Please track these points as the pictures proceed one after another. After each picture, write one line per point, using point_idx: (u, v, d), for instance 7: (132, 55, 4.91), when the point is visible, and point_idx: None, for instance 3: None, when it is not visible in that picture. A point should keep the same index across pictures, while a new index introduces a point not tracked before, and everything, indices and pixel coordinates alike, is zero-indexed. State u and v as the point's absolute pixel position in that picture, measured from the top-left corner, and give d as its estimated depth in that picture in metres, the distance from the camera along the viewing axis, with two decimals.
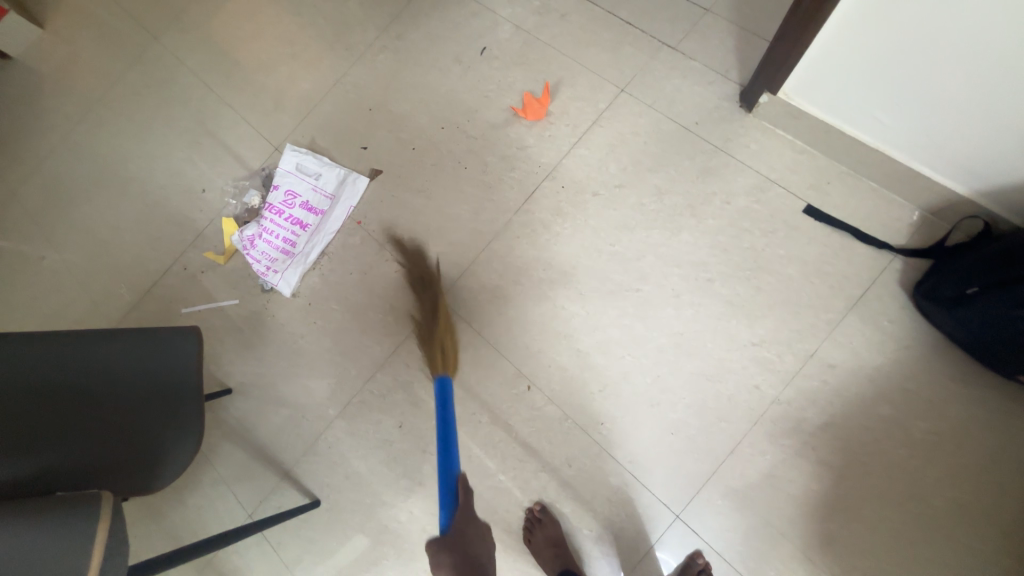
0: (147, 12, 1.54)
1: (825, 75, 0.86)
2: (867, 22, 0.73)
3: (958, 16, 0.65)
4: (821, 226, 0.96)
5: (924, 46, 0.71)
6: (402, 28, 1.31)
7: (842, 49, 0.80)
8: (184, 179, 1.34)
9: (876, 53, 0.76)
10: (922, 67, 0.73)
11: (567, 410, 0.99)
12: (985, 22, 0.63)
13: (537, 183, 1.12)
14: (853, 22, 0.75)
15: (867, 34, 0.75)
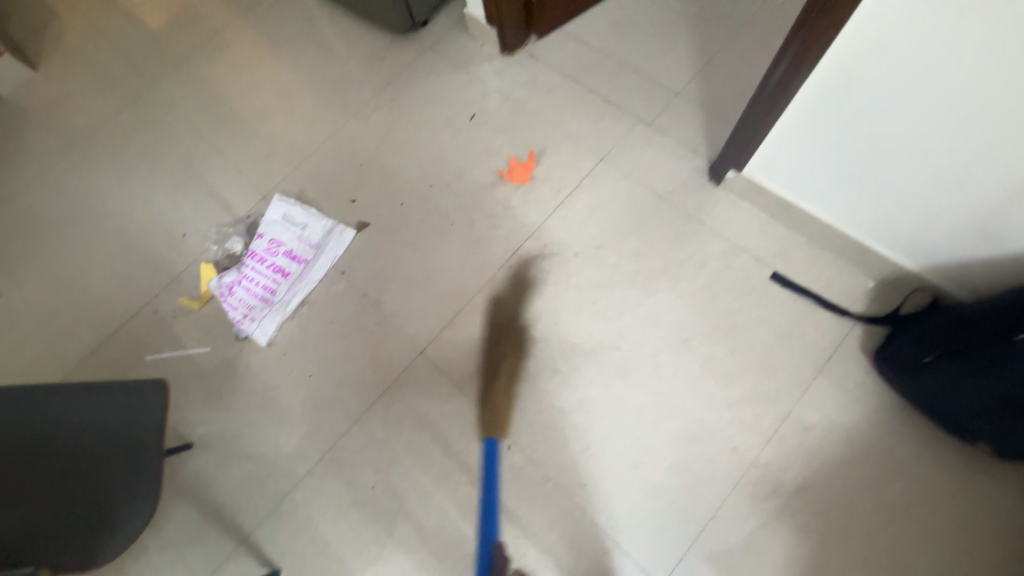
0: (145, 61, 1.59)
1: (785, 156, 0.96)
2: (820, 112, 0.84)
3: (898, 111, 0.75)
4: (787, 292, 1.02)
5: (868, 135, 0.81)
6: (397, 91, 1.38)
7: (799, 134, 0.90)
8: (164, 221, 1.32)
9: (830, 137, 0.86)
10: (870, 154, 0.83)
11: (547, 470, 0.97)
12: (916, 118, 0.74)
13: (521, 241, 1.16)
14: (808, 111, 0.85)
15: (819, 122, 0.85)
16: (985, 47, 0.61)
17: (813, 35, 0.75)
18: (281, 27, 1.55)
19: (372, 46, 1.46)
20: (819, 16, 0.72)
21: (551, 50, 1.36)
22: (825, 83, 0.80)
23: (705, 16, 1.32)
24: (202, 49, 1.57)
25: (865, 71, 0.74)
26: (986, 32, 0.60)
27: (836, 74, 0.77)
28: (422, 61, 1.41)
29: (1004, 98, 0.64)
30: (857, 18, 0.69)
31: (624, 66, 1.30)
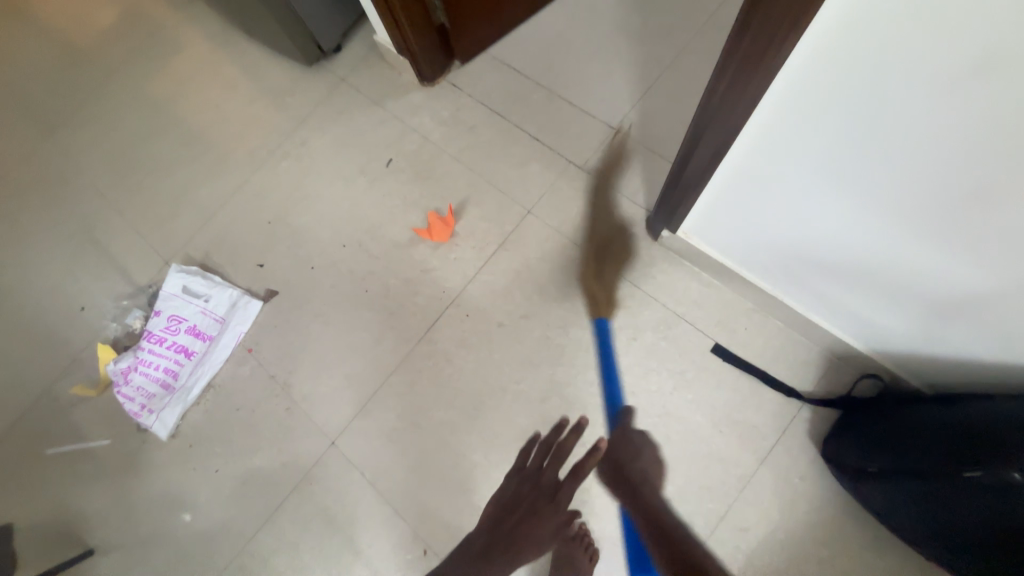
0: (41, 104, 1.44)
1: (715, 227, 0.83)
2: (742, 194, 0.71)
3: (821, 207, 0.63)
4: (729, 368, 0.91)
5: (797, 224, 0.69)
6: (307, 133, 1.24)
7: (725, 210, 0.77)
8: (62, 294, 1.21)
9: (756, 220, 0.74)
10: (802, 240, 0.71)
11: (512, 504, 0.73)
12: (845, 217, 0.61)
13: (439, 311, 1.04)
14: (730, 192, 0.73)
15: (744, 204, 0.73)
16: (903, 163, 0.49)
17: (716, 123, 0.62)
18: (185, 60, 1.40)
19: (280, 80, 1.31)
20: (719, 104, 0.59)
21: (475, 78, 1.20)
22: (741, 169, 0.67)
23: (643, 35, 1.16)
24: (101, 89, 1.42)
25: (778, 166, 0.62)
26: (901, 148, 0.48)
27: (751, 163, 0.65)
28: (335, 97, 1.26)
29: (932, 214, 0.52)
30: (760, 114, 0.57)
31: (555, 97, 1.15)
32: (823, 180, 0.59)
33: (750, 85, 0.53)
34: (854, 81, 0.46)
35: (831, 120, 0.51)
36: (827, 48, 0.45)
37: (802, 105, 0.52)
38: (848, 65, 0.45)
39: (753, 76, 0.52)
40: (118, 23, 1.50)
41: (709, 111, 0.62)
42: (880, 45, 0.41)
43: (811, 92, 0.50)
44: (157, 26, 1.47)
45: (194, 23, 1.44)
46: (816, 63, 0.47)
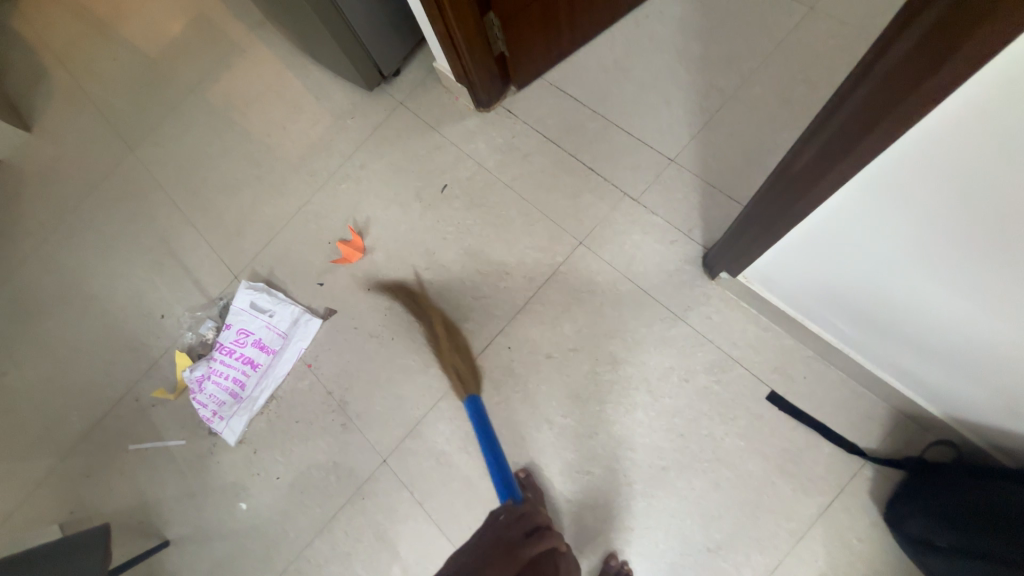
0: (126, 121, 1.56)
1: (781, 278, 0.81)
2: (815, 254, 0.69)
3: (897, 279, 0.61)
4: (786, 418, 0.89)
5: (875, 291, 0.66)
6: (366, 156, 1.29)
7: (795, 264, 0.75)
8: (145, 301, 1.32)
9: (823, 280, 0.72)
10: (878, 305, 0.68)
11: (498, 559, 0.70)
12: (932, 295, 0.58)
13: (489, 338, 1.07)
14: (802, 250, 0.70)
15: (816, 263, 0.70)
16: (997, 262, 0.48)
17: (792, 195, 0.61)
18: (253, 82, 1.48)
19: (341, 103, 1.36)
20: (802, 175, 0.57)
21: (530, 105, 1.21)
22: (819, 233, 0.64)
23: (704, 62, 1.13)
24: (178, 108, 1.53)
25: (859, 239, 0.59)
26: (993, 245, 0.46)
27: (829, 230, 0.62)
28: (393, 121, 1.30)
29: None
30: (847, 191, 0.54)
31: (611, 126, 1.14)
32: (911, 258, 0.56)
33: (832, 172, 0.52)
34: (953, 183, 0.44)
35: (923, 211, 0.49)
36: (920, 152, 0.44)
37: (885, 197, 0.51)
38: (955, 167, 0.42)
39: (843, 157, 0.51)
40: (194, 43, 1.60)
41: (787, 184, 0.61)
42: (978, 158, 0.40)
43: (903, 184, 0.48)
44: (228, 49, 1.55)
45: (262, 46, 1.52)
46: (916, 160, 0.45)
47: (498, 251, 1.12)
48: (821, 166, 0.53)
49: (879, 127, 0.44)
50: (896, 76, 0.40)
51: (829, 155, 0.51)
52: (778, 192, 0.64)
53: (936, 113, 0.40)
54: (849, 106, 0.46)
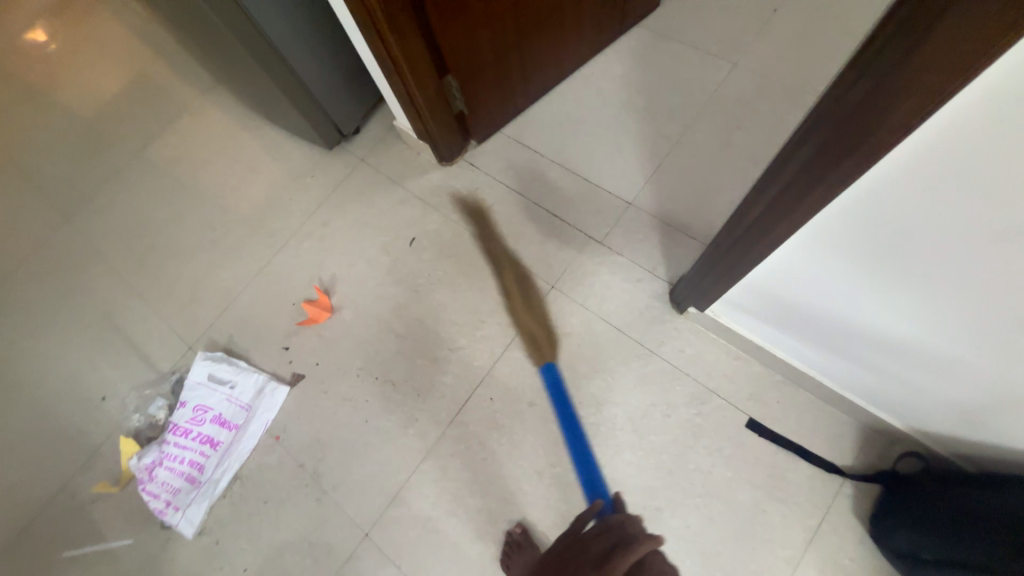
0: (61, 189, 1.46)
1: (748, 309, 0.86)
2: (779, 287, 0.74)
3: (853, 306, 0.66)
4: (766, 444, 0.91)
5: (835, 318, 0.71)
6: (329, 213, 1.28)
7: (760, 297, 0.80)
8: (83, 384, 1.20)
9: (786, 310, 0.78)
10: (840, 331, 0.73)
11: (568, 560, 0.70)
12: (887, 319, 0.64)
13: (469, 390, 1.05)
14: (766, 283, 0.75)
15: (780, 295, 0.75)
16: (941, 288, 0.53)
17: (754, 237, 0.66)
18: (204, 142, 1.44)
19: (300, 161, 1.35)
20: (759, 221, 0.62)
21: (492, 157, 1.26)
22: (781, 267, 0.69)
23: (649, 113, 1.23)
24: (121, 173, 1.45)
25: (818, 272, 0.65)
26: (936, 274, 0.52)
27: (791, 264, 0.67)
28: (356, 177, 1.30)
29: (976, 329, 0.55)
30: (804, 231, 0.59)
31: (570, 174, 1.20)
32: (865, 288, 0.61)
33: (786, 219, 0.58)
34: (899, 222, 0.49)
35: (874, 247, 0.54)
36: (867, 197, 0.49)
37: (838, 234, 0.56)
38: (899, 209, 0.48)
39: (793, 207, 0.56)
40: (137, 107, 1.54)
41: (748, 228, 0.66)
42: (922, 202, 0.45)
43: (854, 224, 0.53)
44: (175, 111, 1.51)
45: (212, 107, 1.49)
46: (864, 204, 0.50)
47: (471, 300, 1.12)
48: (779, 213, 0.58)
49: (828, 179, 0.49)
50: (838, 137, 0.45)
51: (785, 203, 0.56)
52: (740, 235, 0.68)
53: (879, 167, 0.45)
54: (800, 162, 0.51)
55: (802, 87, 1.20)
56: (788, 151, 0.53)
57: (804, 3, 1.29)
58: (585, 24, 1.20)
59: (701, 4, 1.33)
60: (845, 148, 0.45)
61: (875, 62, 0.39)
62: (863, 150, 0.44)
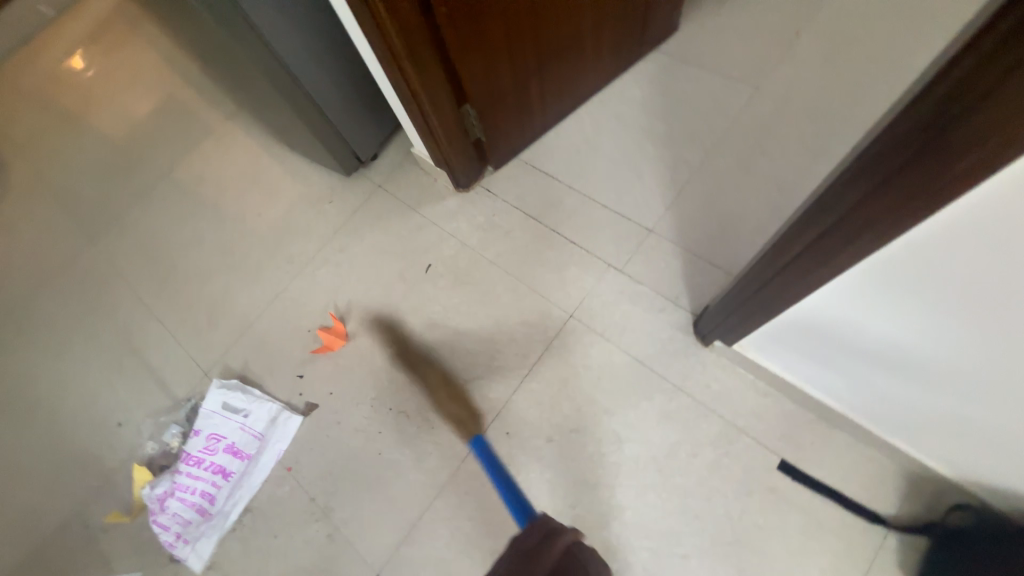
0: (88, 212, 1.50)
1: (780, 346, 0.81)
2: (816, 328, 0.70)
3: (901, 352, 0.62)
4: (800, 489, 0.86)
5: (880, 362, 0.66)
6: (346, 239, 1.28)
7: (794, 335, 0.76)
8: (99, 408, 1.20)
9: (824, 347, 0.73)
10: (884, 375, 0.68)
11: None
12: (940, 368, 0.59)
13: (485, 423, 1.01)
14: (802, 322, 0.71)
15: (817, 335, 0.71)
16: (1007, 340, 0.49)
17: (794, 277, 0.62)
18: (226, 167, 1.47)
19: (318, 186, 1.36)
20: (797, 262, 0.59)
21: (509, 183, 1.25)
22: (819, 309, 0.65)
23: (670, 138, 1.21)
24: (145, 197, 1.48)
25: (862, 315, 0.61)
26: (1002, 325, 0.48)
27: (830, 306, 0.63)
28: (373, 203, 1.30)
29: None
30: (847, 275, 0.56)
31: (588, 200, 1.18)
32: (916, 334, 0.57)
33: (828, 263, 0.54)
34: (959, 273, 0.45)
35: (929, 295, 0.50)
36: (922, 245, 0.46)
37: (888, 280, 0.52)
38: (961, 259, 0.44)
39: (835, 251, 0.53)
40: (163, 132, 1.58)
41: (790, 265, 0.61)
42: (988, 253, 0.41)
43: (907, 271, 0.50)
44: (199, 136, 1.54)
45: (235, 132, 1.52)
46: (919, 252, 0.47)
47: (487, 328, 1.10)
48: (828, 254, 0.54)
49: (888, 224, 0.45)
50: (902, 183, 0.41)
51: (836, 246, 0.52)
52: (781, 273, 0.64)
53: (941, 215, 0.41)
54: (854, 205, 0.47)
55: (829, 111, 1.17)
56: (837, 193, 0.49)
57: (828, 27, 1.27)
58: (604, 50, 1.20)
59: (721, 29, 1.32)
60: (910, 195, 0.41)
61: (950, 109, 0.35)
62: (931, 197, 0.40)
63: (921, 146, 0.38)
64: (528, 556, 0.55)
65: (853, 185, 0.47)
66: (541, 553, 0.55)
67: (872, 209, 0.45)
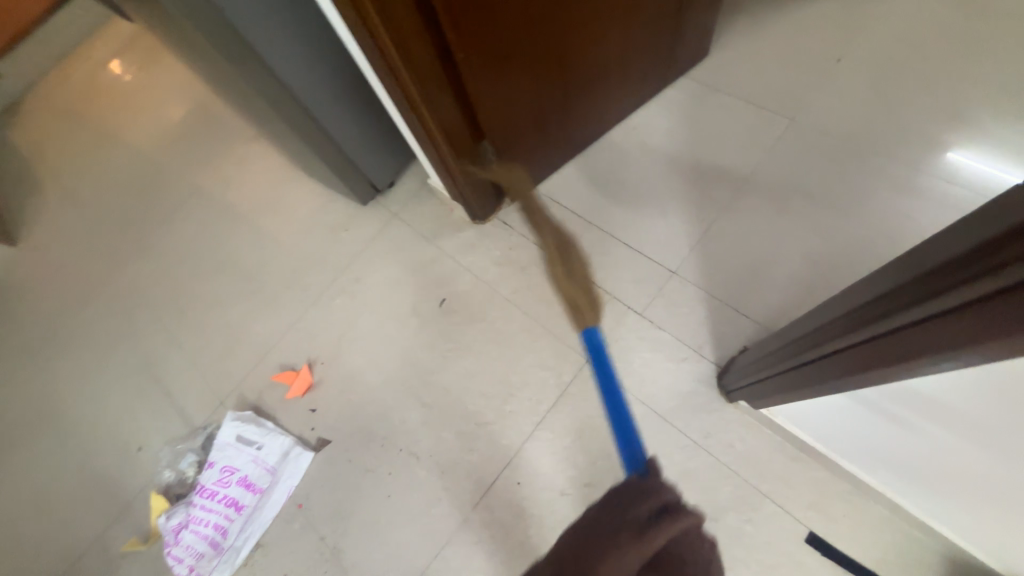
0: (117, 234, 1.54)
1: (819, 420, 0.76)
2: (863, 414, 0.64)
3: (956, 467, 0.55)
4: (829, 565, 0.81)
5: (932, 468, 0.60)
6: (362, 269, 1.27)
7: (837, 413, 0.70)
8: (122, 432, 1.23)
9: (869, 433, 0.67)
10: (936, 479, 0.62)
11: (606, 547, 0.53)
12: (997, 497, 0.53)
13: (497, 470, 0.99)
14: (848, 405, 0.66)
15: (863, 421, 0.66)
16: None
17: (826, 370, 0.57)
18: (248, 192, 1.48)
19: (336, 214, 1.36)
20: (833, 358, 0.54)
21: (526, 216, 1.21)
22: (870, 399, 0.60)
23: (696, 172, 1.16)
24: (171, 221, 1.51)
25: (916, 422, 0.55)
26: None
27: (882, 400, 0.58)
28: (389, 232, 1.29)
29: None
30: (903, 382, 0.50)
31: (609, 236, 1.14)
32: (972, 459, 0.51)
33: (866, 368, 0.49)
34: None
35: (991, 432, 0.45)
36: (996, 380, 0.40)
37: (947, 398, 0.47)
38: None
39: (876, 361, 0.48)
40: (190, 154, 1.62)
41: (820, 358, 0.57)
42: None
43: (972, 399, 0.44)
44: (223, 159, 1.57)
45: (256, 156, 1.54)
46: (989, 386, 0.41)
47: (501, 370, 1.07)
48: (861, 363, 0.49)
49: (934, 356, 0.40)
50: (953, 322, 0.36)
51: (872, 360, 0.47)
52: (810, 361, 0.59)
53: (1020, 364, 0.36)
54: (894, 328, 0.42)
55: (870, 147, 1.10)
56: (874, 310, 0.44)
57: (872, 53, 1.19)
58: (629, 81, 1.15)
59: (754, 55, 1.25)
60: (962, 335, 0.36)
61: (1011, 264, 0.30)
62: (985, 343, 0.35)
63: (977, 292, 0.33)
64: (631, 533, 0.52)
65: (891, 308, 0.42)
66: (647, 535, 0.51)
67: (914, 337, 0.41)
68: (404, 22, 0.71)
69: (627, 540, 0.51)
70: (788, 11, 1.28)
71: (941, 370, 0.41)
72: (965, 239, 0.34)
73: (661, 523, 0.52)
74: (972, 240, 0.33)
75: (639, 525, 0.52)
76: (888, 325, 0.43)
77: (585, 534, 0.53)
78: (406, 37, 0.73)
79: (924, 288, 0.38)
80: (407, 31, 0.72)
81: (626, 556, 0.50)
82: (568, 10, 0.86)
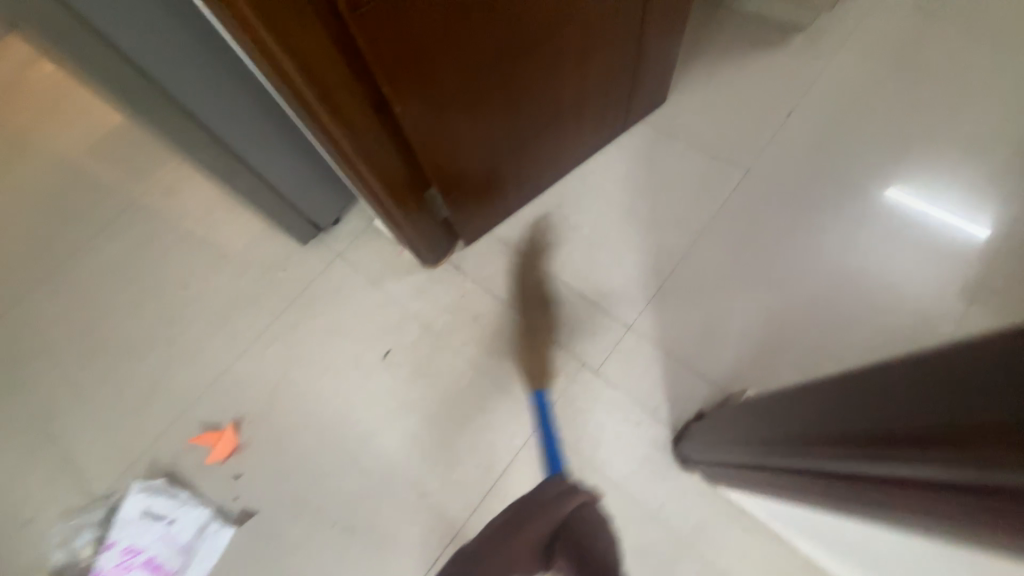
0: (17, 263, 1.36)
1: (813, 527, 0.71)
2: (866, 541, 0.59)
3: None
4: None
5: None
6: (299, 314, 1.16)
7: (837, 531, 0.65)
8: (6, 503, 1.06)
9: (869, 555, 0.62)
10: None
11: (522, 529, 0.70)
12: None
13: (441, 546, 0.92)
14: (850, 529, 0.60)
15: (867, 547, 0.60)
16: None
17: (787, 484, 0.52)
18: (175, 221, 1.34)
19: (273, 250, 1.24)
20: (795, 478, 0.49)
21: (480, 261, 1.15)
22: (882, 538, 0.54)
23: (653, 222, 1.14)
24: (83, 251, 1.35)
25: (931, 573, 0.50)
26: None
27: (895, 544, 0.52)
28: (331, 273, 1.19)
29: None
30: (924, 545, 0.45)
31: (565, 286, 1.09)
32: None
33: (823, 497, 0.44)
34: None
35: None
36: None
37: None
38: None
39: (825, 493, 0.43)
40: (111, 175, 1.46)
41: (785, 471, 0.51)
42: None
43: None
44: (148, 183, 1.42)
45: (187, 180, 1.40)
46: None
47: (448, 432, 0.99)
48: (819, 493, 0.44)
49: (880, 512, 0.36)
50: (916, 497, 0.30)
51: (824, 492, 0.43)
52: (776, 469, 0.54)
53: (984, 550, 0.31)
54: (853, 480, 0.36)
55: (820, 202, 1.11)
56: (836, 451, 0.38)
57: (821, 107, 1.21)
58: (587, 125, 1.11)
59: (711, 103, 1.25)
60: (926, 511, 0.30)
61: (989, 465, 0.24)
62: (929, 520, 0.31)
63: (908, 472, 0.30)
64: (543, 505, 0.73)
65: (839, 451, 0.37)
66: (556, 505, 0.73)
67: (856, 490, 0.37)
68: (325, 69, 0.64)
69: (540, 511, 0.72)
70: (743, 61, 1.30)
71: (887, 522, 0.37)
72: (911, 411, 0.29)
73: (566, 499, 0.74)
74: (919, 418, 0.28)
75: (549, 502, 0.73)
76: (848, 474, 0.36)
77: (515, 506, 0.74)
78: (329, 85, 0.66)
79: (885, 448, 0.31)
80: (331, 79, 0.66)
81: (541, 524, 0.71)
82: (519, 63, 0.81)
